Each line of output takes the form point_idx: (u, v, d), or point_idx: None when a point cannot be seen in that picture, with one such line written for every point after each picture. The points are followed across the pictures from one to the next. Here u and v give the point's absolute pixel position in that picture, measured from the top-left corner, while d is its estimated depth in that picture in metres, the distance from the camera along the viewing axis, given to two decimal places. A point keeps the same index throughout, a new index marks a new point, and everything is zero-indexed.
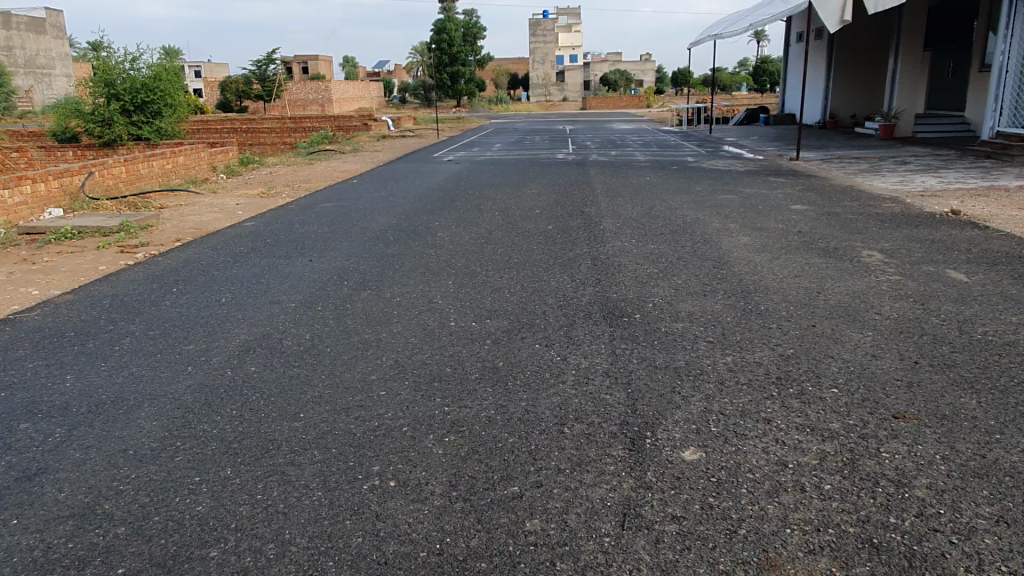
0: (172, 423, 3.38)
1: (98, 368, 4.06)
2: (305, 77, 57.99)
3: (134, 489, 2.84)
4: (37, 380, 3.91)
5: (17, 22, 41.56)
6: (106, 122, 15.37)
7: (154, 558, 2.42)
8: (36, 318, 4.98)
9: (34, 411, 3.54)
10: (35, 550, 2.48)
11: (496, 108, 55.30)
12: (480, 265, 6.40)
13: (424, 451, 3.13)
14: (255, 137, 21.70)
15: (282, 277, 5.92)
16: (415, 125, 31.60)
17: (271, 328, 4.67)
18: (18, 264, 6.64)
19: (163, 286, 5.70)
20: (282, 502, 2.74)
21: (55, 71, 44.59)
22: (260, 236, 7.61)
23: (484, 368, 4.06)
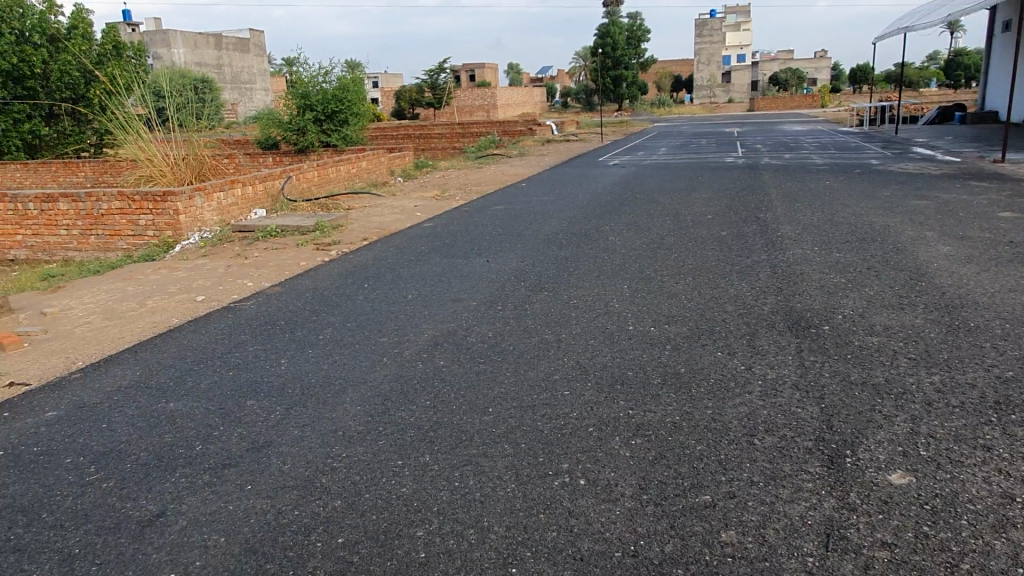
0: (374, 409, 3.65)
1: (308, 354, 4.46)
2: (472, 85, 60.21)
3: (346, 466, 3.09)
4: (257, 363, 4.36)
5: (226, 43, 46.56)
6: (300, 131, 16.81)
7: (369, 532, 2.63)
8: (252, 307, 5.55)
9: (257, 389, 3.95)
10: (267, 514, 2.77)
11: (658, 111, 54.48)
12: (655, 270, 6.33)
13: (612, 452, 3.15)
14: (427, 142, 22.79)
15: (462, 277, 6.20)
16: (579, 129, 31.79)
17: (457, 324, 4.91)
18: (233, 258, 7.44)
19: (356, 282, 6.15)
20: (478, 491, 2.88)
21: (256, 85, 49.26)
22: (439, 237, 7.99)
23: (665, 373, 4.02)
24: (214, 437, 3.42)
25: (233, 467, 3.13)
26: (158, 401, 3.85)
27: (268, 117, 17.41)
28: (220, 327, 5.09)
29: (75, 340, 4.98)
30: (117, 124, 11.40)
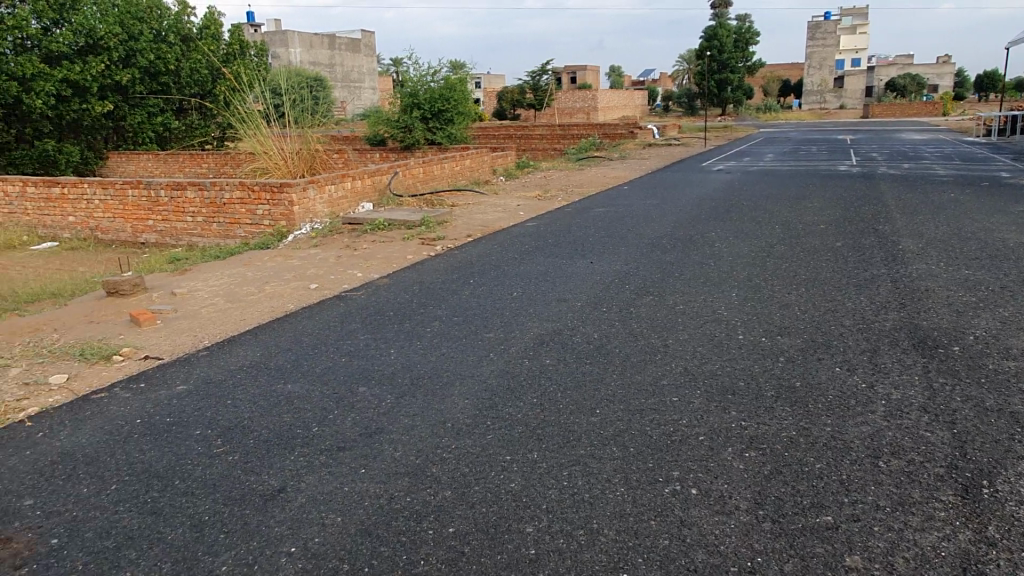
0: (481, 403, 3.69)
1: (416, 346, 4.56)
2: (573, 87, 60.19)
3: (455, 457, 3.14)
4: (369, 351, 4.49)
5: (339, 43, 48.45)
6: (407, 128, 17.25)
7: (479, 524, 2.65)
8: (363, 297, 5.73)
9: (369, 376, 4.08)
10: (380, 498, 2.84)
11: (764, 117, 52.68)
12: (765, 279, 6.12)
13: (724, 463, 3.06)
14: (528, 143, 22.91)
15: (566, 277, 6.18)
16: (681, 133, 31.16)
17: (562, 324, 4.89)
18: (344, 249, 7.72)
19: (462, 277, 6.25)
20: (587, 491, 2.85)
21: (364, 84, 50.89)
22: (542, 237, 8.01)
23: (779, 386, 3.87)
24: (329, 419, 3.55)
25: (347, 450, 3.23)
26: (277, 382, 4.03)
27: (377, 116, 17.97)
28: (333, 314, 5.28)
29: (202, 319, 5.28)
30: (239, 119, 12.03)
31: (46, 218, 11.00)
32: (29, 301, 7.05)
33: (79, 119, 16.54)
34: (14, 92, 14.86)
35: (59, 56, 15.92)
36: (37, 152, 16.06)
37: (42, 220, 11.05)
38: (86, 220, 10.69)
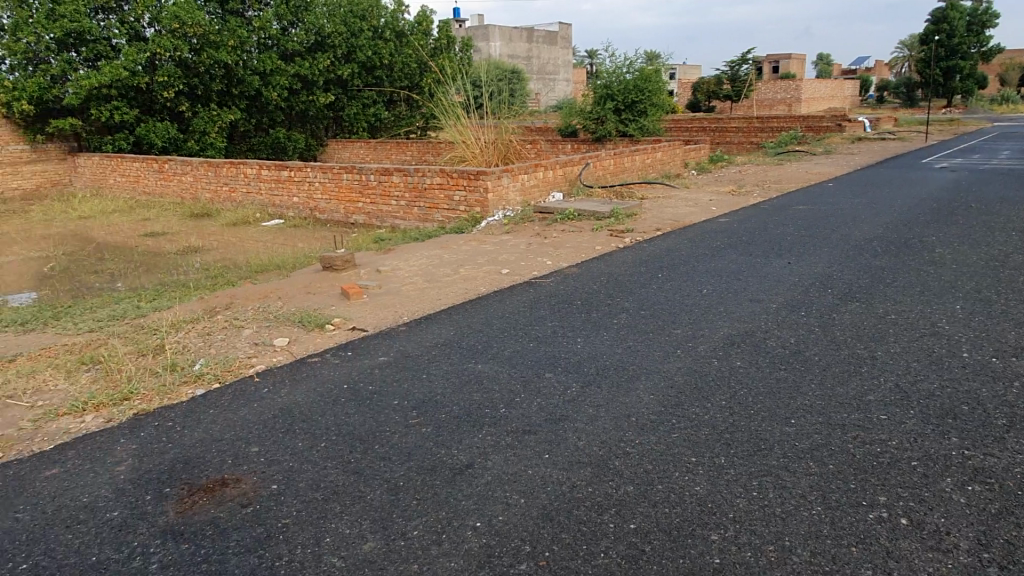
0: (667, 400, 3.60)
1: (602, 337, 4.55)
2: (774, 77, 56.90)
3: (639, 454, 3.09)
4: (555, 338, 4.55)
5: (537, 37, 49.53)
6: (599, 120, 17.23)
7: (661, 525, 2.59)
8: (552, 284, 5.81)
9: (555, 363, 4.13)
10: (563, 486, 2.87)
11: (999, 109, 46.53)
12: (998, 292, 5.40)
13: (942, 494, 2.74)
14: (723, 136, 21.98)
15: (761, 277, 5.86)
16: (897, 127, 28.36)
17: (756, 326, 4.64)
18: (534, 237, 7.88)
19: (651, 271, 6.13)
20: (779, 506, 2.69)
21: (559, 76, 51.61)
22: (736, 233, 7.66)
23: (1013, 414, 3.39)
24: (516, 402, 3.63)
25: (532, 434, 3.30)
26: (469, 361, 4.20)
27: (570, 108, 18.14)
28: (522, 300, 5.42)
29: (403, 296, 5.65)
30: (443, 110, 12.67)
31: (276, 198, 12.26)
32: (259, 271, 7.92)
33: (306, 109, 18.34)
34: (255, 86, 16.77)
35: (293, 53, 17.72)
36: (270, 139, 18.05)
37: (272, 200, 12.34)
38: (307, 200, 11.79)
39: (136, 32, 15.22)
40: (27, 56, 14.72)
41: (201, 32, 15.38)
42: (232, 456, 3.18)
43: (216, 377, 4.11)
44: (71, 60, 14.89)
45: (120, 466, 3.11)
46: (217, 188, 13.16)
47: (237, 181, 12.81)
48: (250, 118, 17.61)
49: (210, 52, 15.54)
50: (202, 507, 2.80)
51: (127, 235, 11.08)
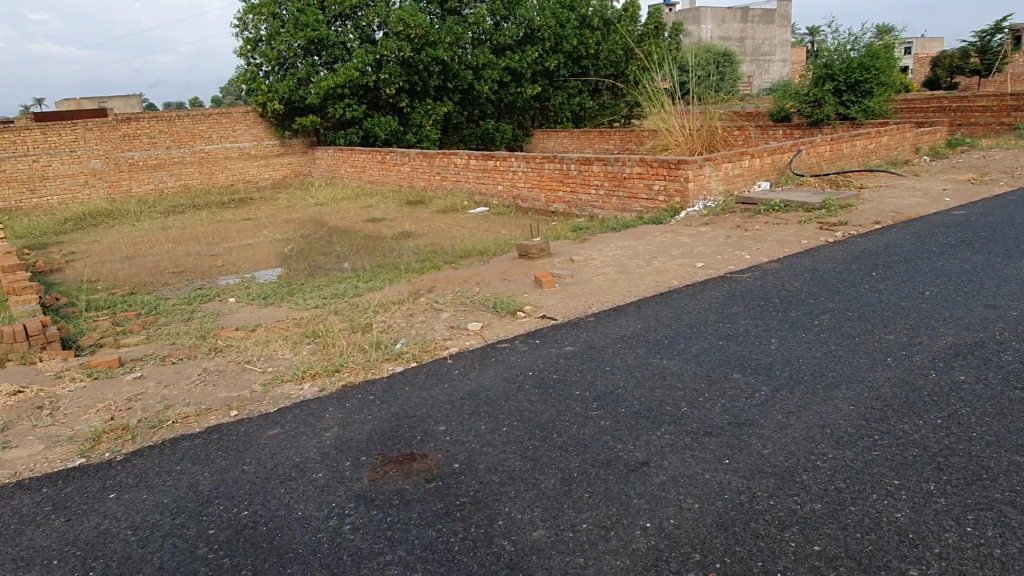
0: (870, 413, 3.27)
1: (799, 338, 4.24)
2: None
3: (831, 469, 2.85)
4: (747, 337, 4.31)
5: (752, 16, 46.83)
6: (816, 103, 15.96)
7: (850, 551, 2.37)
8: (748, 279, 5.52)
9: (745, 364, 3.92)
10: (741, 495, 2.72)
11: None
12: None
13: None
14: (968, 116, 19.35)
15: (1001, 279, 5.10)
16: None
17: (989, 336, 4.06)
18: (735, 229, 7.51)
19: (863, 268, 5.59)
20: (998, 547, 2.34)
21: (775, 57, 48.41)
22: (972, 228, 6.73)
23: None
24: (699, 402, 3.51)
25: (714, 437, 3.17)
26: (654, 356, 4.13)
27: (785, 90, 17.00)
28: (716, 295, 5.20)
29: (595, 287, 5.66)
30: (646, 98, 12.46)
31: (482, 187, 12.83)
32: (462, 256, 8.36)
33: (514, 101, 18.97)
34: (468, 80, 17.63)
35: (504, 47, 18.27)
36: (480, 130, 18.94)
37: (478, 188, 12.93)
38: (511, 189, 12.20)
39: (366, 36, 16.57)
40: (278, 61, 16.67)
41: (423, 33, 16.34)
42: (422, 432, 3.41)
43: (415, 357, 4.41)
44: (313, 63, 16.63)
45: (327, 432, 3.46)
46: (431, 177, 14.05)
47: (448, 170, 13.58)
48: (462, 111, 18.58)
49: (428, 50, 16.50)
50: (392, 477, 3.03)
51: (352, 220, 12.21)
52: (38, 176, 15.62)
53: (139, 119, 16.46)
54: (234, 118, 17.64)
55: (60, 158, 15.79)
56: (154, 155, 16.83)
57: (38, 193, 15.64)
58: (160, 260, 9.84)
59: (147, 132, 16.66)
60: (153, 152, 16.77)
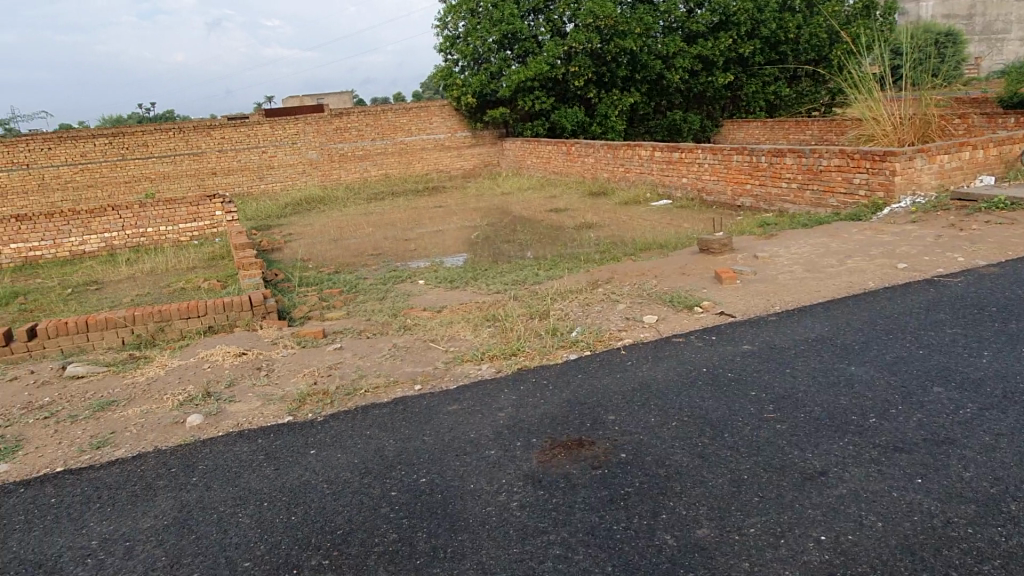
0: None
1: (1019, 353, 3.76)
2: None
3: None
4: (954, 348, 3.90)
5: None
6: None
7: None
8: (960, 285, 4.97)
9: (948, 377, 3.56)
10: (934, 519, 2.50)
11: None
12: None
13: None
14: None
15: None
16: None
17: None
18: (947, 228, 6.78)
19: None
20: None
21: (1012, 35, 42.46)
22: None
23: None
24: (891, 414, 3.24)
25: (907, 453, 2.92)
26: (842, 361, 3.87)
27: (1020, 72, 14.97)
28: (920, 300, 4.74)
29: (780, 285, 5.39)
30: (850, 84, 11.53)
31: (666, 179, 12.59)
32: (642, 249, 8.29)
33: (704, 90, 18.41)
34: (657, 70, 17.35)
35: (697, 35, 17.75)
36: (667, 121, 18.60)
37: (662, 180, 12.70)
38: (696, 181, 11.87)
39: (557, 29, 16.78)
40: (473, 57, 17.42)
41: (612, 24, 16.35)
42: (591, 420, 3.46)
43: (589, 346, 4.47)
44: (505, 57, 17.17)
45: (501, 412, 3.62)
46: (614, 169, 14.02)
47: (632, 162, 13.47)
48: (650, 102, 18.32)
49: (617, 41, 16.46)
50: (561, 461, 3.12)
51: (536, 210, 12.52)
52: (265, 165, 17.59)
53: (350, 113, 17.97)
54: (432, 111, 18.69)
55: (283, 149, 17.66)
56: (360, 146, 18.32)
57: (264, 180, 17.62)
58: (362, 243, 10.72)
59: (355, 126, 18.14)
60: (360, 144, 18.28)
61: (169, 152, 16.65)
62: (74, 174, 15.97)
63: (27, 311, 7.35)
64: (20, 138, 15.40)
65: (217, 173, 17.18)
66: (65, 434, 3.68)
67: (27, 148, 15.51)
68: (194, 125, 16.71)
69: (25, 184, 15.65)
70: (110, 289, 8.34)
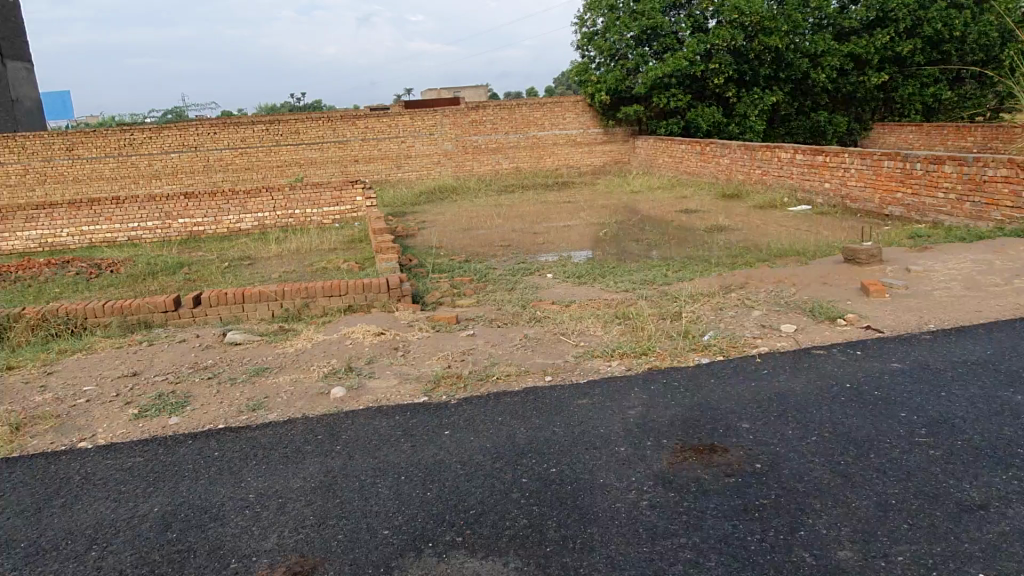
0: None
1: None
2: None
3: None
4: None
5: None
6: None
7: None
8: None
9: None
10: None
11: None
12: None
13: None
14: None
15: None
16: None
17: None
18: None
19: None
20: None
21: None
22: None
23: None
24: None
25: None
26: (1006, 389, 3.56)
27: None
28: None
29: (935, 302, 5.02)
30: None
31: (807, 183, 12.02)
32: (778, 255, 7.97)
33: (854, 90, 17.43)
34: (803, 68, 16.55)
35: (849, 32, 16.77)
36: (811, 122, 17.72)
37: (803, 185, 12.13)
38: (840, 187, 11.25)
39: (699, 24, 16.33)
40: (611, 52, 17.30)
41: (758, 20, 15.69)
42: (724, 427, 3.39)
43: (722, 351, 4.36)
44: (643, 53, 16.91)
45: (631, 410, 3.61)
46: (751, 170, 13.53)
47: (771, 165, 12.96)
48: (792, 102, 17.54)
49: (762, 38, 15.81)
50: (692, 465, 3.07)
51: (666, 210, 12.30)
52: (404, 154, 18.29)
53: (486, 107, 18.35)
54: (566, 106, 18.74)
55: (421, 139, 18.28)
56: (493, 139, 18.68)
57: (401, 169, 18.33)
58: (491, 234, 10.94)
59: (490, 119, 18.50)
60: (493, 136, 18.63)
61: (318, 139, 17.65)
62: (234, 157, 17.27)
63: (191, 280, 8.04)
64: (191, 123, 16.84)
65: (359, 161, 18.05)
66: (227, 395, 4.02)
67: (196, 131, 16.93)
68: (341, 115, 17.61)
69: (192, 164, 17.09)
70: (261, 265, 8.97)
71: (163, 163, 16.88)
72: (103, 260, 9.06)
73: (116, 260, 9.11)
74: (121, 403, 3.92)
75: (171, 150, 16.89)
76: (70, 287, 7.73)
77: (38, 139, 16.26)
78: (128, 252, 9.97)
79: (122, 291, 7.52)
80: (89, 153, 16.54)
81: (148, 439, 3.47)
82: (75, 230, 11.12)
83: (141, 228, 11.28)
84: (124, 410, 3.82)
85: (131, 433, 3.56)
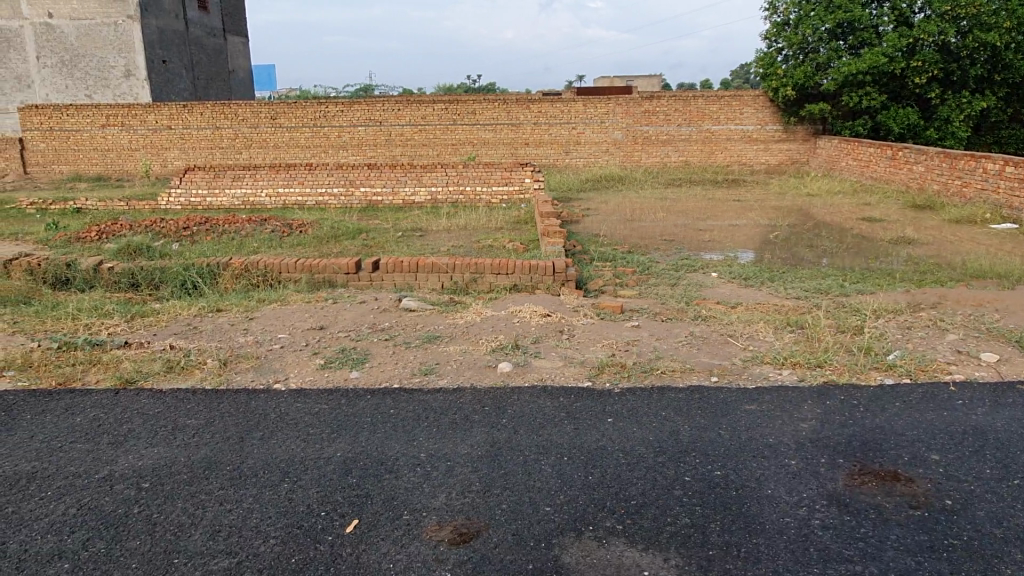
0: None
1: None
2: None
3: None
4: None
5: None
6: None
7: None
8: None
9: None
10: None
11: None
12: None
13: None
14: None
15: None
16: None
17: None
18: None
19: None
20: None
21: None
22: None
23: None
24: None
25: None
26: None
27: None
28: None
29: None
30: None
31: (1015, 198, 10.76)
32: (974, 276, 7.23)
33: None
34: None
35: None
36: None
37: (1009, 200, 10.89)
38: None
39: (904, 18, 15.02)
40: (801, 45, 16.36)
41: (975, 13, 14.11)
42: (909, 455, 3.14)
43: (909, 373, 4.04)
44: (837, 48, 15.83)
45: (804, 423, 3.44)
46: (949, 180, 12.34)
47: (973, 175, 11.75)
48: (1006, 107, 15.72)
49: (977, 34, 14.23)
50: (871, 490, 2.89)
51: (846, 216, 11.52)
52: (573, 140, 18.37)
53: (661, 98, 18.00)
54: (744, 101, 17.96)
55: (592, 127, 18.27)
56: (665, 131, 18.31)
57: (569, 154, 18.45)
58: (655, 227, 10.77)
59: (664, 110, 18.13)
60: (665, 127, 18.27)
61: (492, 121, 18.15)
62: (413, 133, 18.16)
63: (369, 246, 8.56)
64: (378, 99, 17.88)
65: (529, 144, 18.36)
66: (402, 357, 4.27)
67: (382, 107, 17.96)
68: (516, 98, 17.95)
69: (374, 138, 18.16)
70: (432, 237, 9.40)
71: (350, 135, 18.08)
72: (295, 221, 9.87)
73: (305, 222, 9.90)
74: (309, 353, 4.28)
75: (358, 124, 18.05)
76: (267, 243, 8.49)
77: (247, 108, 17.96)
78: (316, 215, 10.80)
79: (311, 250, 8.16)
80: (288, 123, 18.03)
81: (333, 389, 3.77)
82: (272, 192, 12.18)
83: (327, 194, 12.17)
84: (313, 359, 4.17)
85: (318, 380, 3.88)
